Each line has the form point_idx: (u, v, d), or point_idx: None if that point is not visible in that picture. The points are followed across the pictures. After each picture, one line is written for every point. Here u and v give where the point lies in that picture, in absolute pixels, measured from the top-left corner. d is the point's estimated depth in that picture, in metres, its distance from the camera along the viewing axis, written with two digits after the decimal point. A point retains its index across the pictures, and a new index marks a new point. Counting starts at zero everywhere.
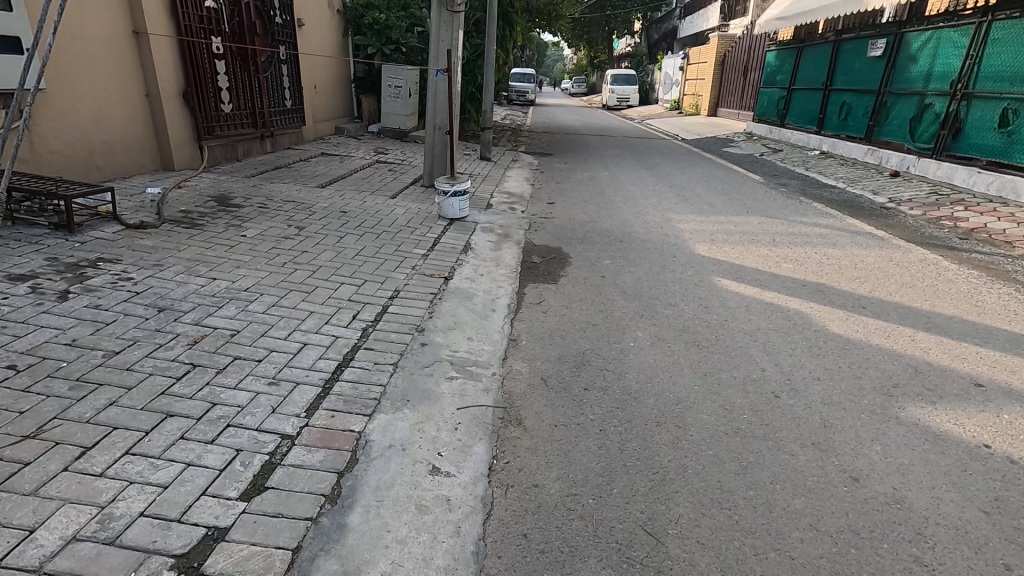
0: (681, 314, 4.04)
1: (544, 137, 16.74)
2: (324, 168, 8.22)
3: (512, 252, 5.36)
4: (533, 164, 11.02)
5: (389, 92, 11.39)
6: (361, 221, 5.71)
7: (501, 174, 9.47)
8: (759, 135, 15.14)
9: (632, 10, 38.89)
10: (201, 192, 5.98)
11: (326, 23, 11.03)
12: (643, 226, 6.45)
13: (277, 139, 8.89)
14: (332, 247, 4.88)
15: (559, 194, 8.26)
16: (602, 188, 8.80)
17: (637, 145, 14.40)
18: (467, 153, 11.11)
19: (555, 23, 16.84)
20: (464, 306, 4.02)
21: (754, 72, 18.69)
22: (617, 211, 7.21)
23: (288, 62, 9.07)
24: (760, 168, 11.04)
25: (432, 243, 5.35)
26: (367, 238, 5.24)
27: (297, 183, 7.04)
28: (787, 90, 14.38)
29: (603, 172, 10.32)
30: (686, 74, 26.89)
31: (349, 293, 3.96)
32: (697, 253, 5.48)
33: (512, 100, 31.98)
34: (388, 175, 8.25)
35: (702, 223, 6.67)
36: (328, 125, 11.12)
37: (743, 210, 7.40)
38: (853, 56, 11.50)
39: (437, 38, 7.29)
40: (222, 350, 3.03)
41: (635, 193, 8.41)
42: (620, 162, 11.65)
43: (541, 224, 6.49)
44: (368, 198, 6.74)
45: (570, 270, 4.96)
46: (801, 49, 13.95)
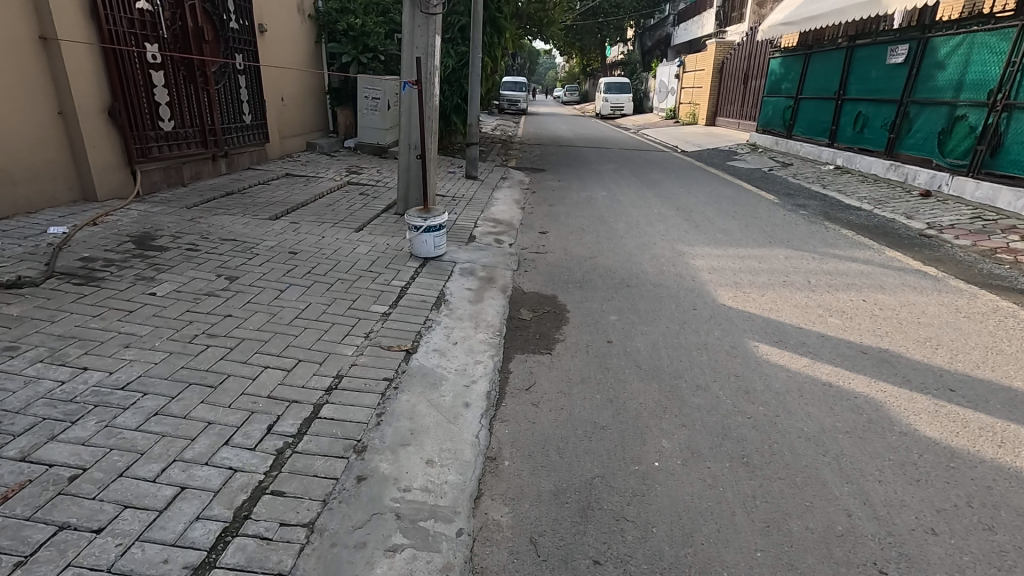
0: (716, 404, 3.07)
1: (537, 150, 15.83)
2: (284, 192, 7.21)
3: (495, 305, 4.36)
4: (524, 182, 10.07)
5: (366, 104, 10.39)
6: (312, 266, 4.68)
7: (487, 196, 8.51)
8: (765, 147, 14.26)
9: (625, 17, 38.17)
10: (119, 229, 4.96)
11: (296, 30, 10.06)
12: (652, 263, 5.50)
13: (234, 159, 7.88)
14: (265, 306, 3.85)
15: (554, 220, 7.30)
16: (601, 211, 7.85)
17: (636, 159, 13.49)
18: (452, 171, 10.15)
19: (547, 29, 15.94)
20: (427, 400, 2.99)
21: (756, 80, 17.87)
22: (621, 242, 6.26)
23: (246, 73, 8.07)
24: (771, 184, 10.15)
25: (398, 296, 4.33)
26: (315, 291, 4.22)
27: (246, 213, 6.02)
28: (794, 99, 13.51)
29: (600, 192, 9.39)
30: (682, 82, 26.12)
31: (270, 385, 2.93)
32: (722, 303, 4.52)
33: (503, 109, 31.05)
34: (358, 201, 7.24)
35: (720, 258, 5.73)
36: (298, 141, 10.12)
37: (764, 239, 6.48)
38: (868, 63, 10.64)
39: (410, 46, 6.38)
40: (46, 511, 2.02)
41: (638, 217, 7.46)
42: (619, 179, 10.72)
43: (532, 262, 5.52)
44: (329, 231, 5.74)
45: (569, 332, 3.97)
46: (809, 56, 13.10)
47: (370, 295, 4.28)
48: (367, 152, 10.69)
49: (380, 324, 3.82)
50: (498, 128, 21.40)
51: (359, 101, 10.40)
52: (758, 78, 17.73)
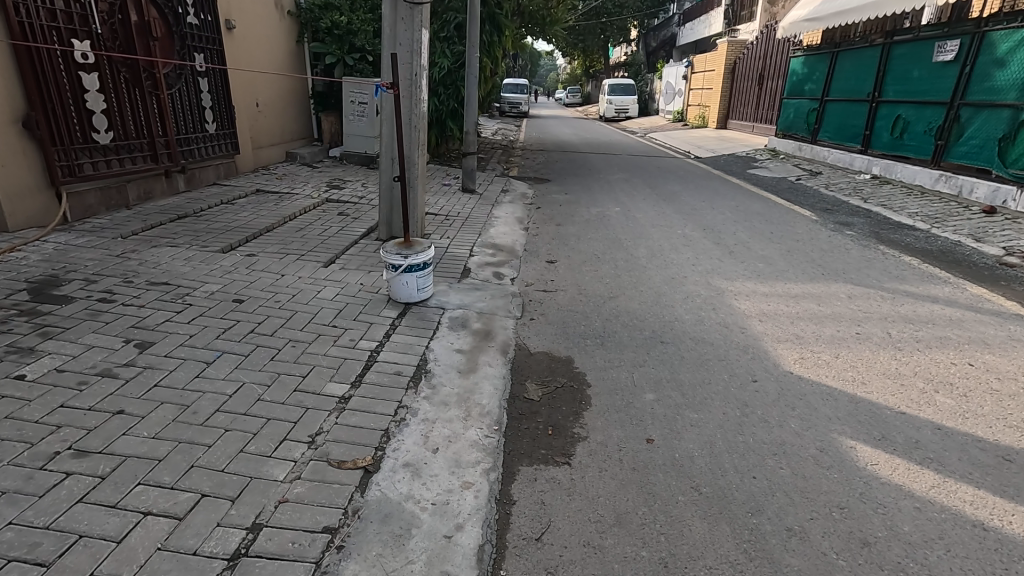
0: (824, 571, 2.03)
1: (540, 156, 14.84)
2: (248, 214, 6.19)
3: (493, 377, 3.32)
4: (527, 196, 9.06)
5: (352, 110, 9.38)
6: (259, 321, 3.65)
7: (486, 214, 7.49)
8: (786, 153, 13.24)
9: (629, 16, 37.19)
10: (19, 273, 3.95)
11: (274, 28, 9.06)
12: (687, 307, 4.47)
13: (195, 174, 6.86)
14: (176, 393, 2.82)
15: (563, 244, 6.28)
16: (616, 232, 6.82)
17: (648, 167, 12.47)
18: (447, 184, 9.13)
19: (550, 28, 14.93)
20: (385, 573, 1.95)
21: (773, 81, 16.82)
22: (645, 276, 5.22)
23: (210, 75, 7.05)
24: (803, 197, 9.12)
25: (365, 367, 3.28)
26: (255, 361, 3.18)
27: (193, 244, 5.00)
28: (820, 102, 12.46)
29: (613, 206, 8.38)
30: (690, 84, 25.12)
31: (140, 557, 1.89)
32: (788, 371, 3.48)
33: (504, 112, 30.06)
34: (335, 223, 6.22)
35: (768, 297, 4.70)
36: (276, 151, 9.10)
37: (814, 269, 5.45)
38: (908, 62, 9.63)
39: (392, 40, 5.39)
40: None
41: (661, 240, 6.44)
42: (632, 191, 9.70)
43: (539, 305, 4.49)
44: (291, 267, 4.71)
45: (592, 422, 2.93)
46: (836, 55, 12.05)
47: (327, 366, 3.23)
48: (354, 162, 9.67)
49: (334, 418, 2.77)
50: (499, 133, 20.41)
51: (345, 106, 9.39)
52: (775, 78, 16.69)
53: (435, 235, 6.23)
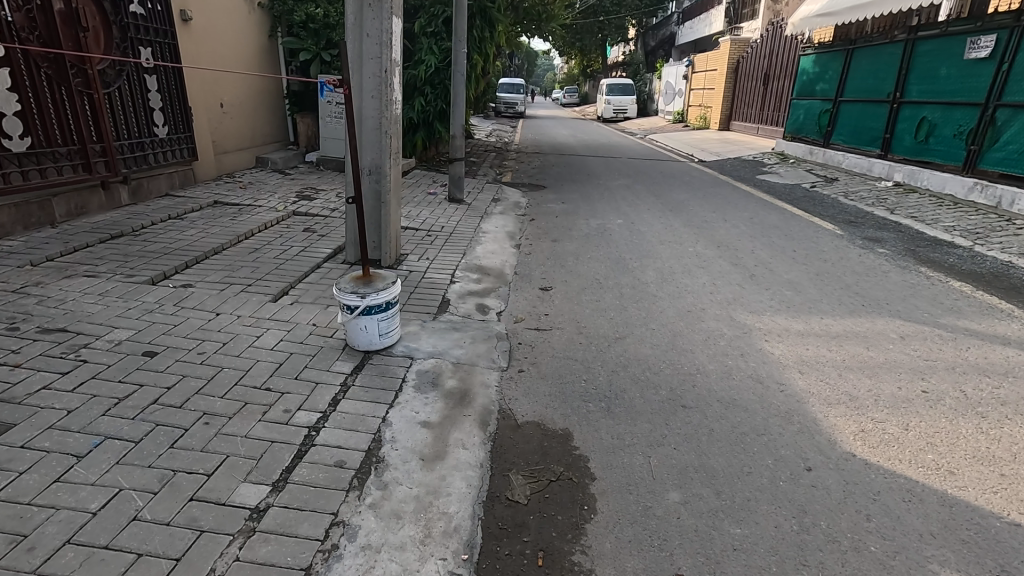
0: None
1: (535, 159, 14.07)
2: (197, 231, 5.39)
3: (465, 466, 2.53)
4: (521, 206, 8.26)
5: (329, 111, 8.64)
6: (168, 386, 2.85)
7: (473, 229, 6.69)
8: (796, 157, 12.49)
9: (626, 15, 36.48)
10: None
11: (243, 21, 8.24)
12: (709, 353, 3.68)
13: (141, 185, 6.05)
14: (17, 512, 2.02)
15: (559, 267, 5.49)
16: (620, 250, 6.03)
17: (650, 172, 11.69)
18: (433, 193, 8.33)
19: (545, 24, 14.14)
20: None
21: (780, 80, 16.08)
22: (656, 309, 4.44)
23: (159, 73, 6.25)
24: (821, 207, 8.37)
25: (295, 455, 2.48)
26: (145, 452, 2.38)
27: (118, 272, 4.20)
28: (834, 102, 11.69)
29: (615, 218, 7.60)
30: (691, 84, 24.37)
31: None
32: (850, 453, 2.69)
33: (499, 112, 29.27)
34: (297, 243, 5.41)
35: (805, 338, 3.92)
36: (244, 156, 8.30)
37: (851, 298, 4.67)
38: (934, 59, 8.89)
39: (358, 30, 4.60)
40: None
41: (671, 261, 5.65)
42: (634, 200, 8.93)
43: (530, 351, 3.70)
44: (232, 302, 3.92)
45: (598, 545, 2.14)
46: (851, 52, 11.29)
47: (243, 458, 2.42)
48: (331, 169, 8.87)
49: (235, 549, 1.97)
50: (494, 135, 19.61)
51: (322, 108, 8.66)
52: (782, 78, 15.95)
53: (412, 256, 5.44)
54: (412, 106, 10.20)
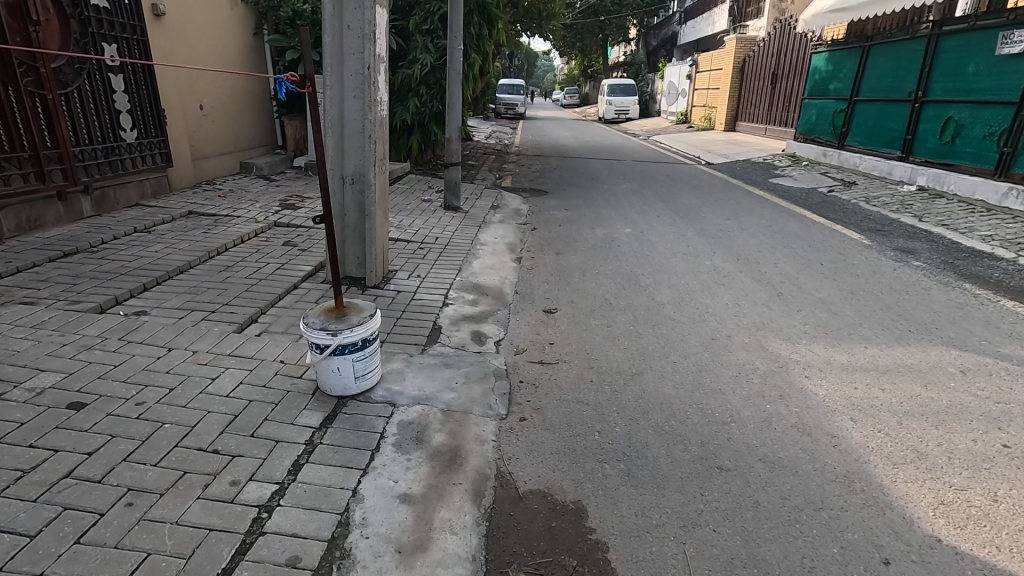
0: None
1: (536, 162, 13.56)
2: (164, 246, 4.88)
3: (454, 562, 2.01)
4: (522, 214, 7.75)
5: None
6: (89, 450, 2.32)
7: (470, 240, 6.17)
8: (809, 159, 11.97)
9: (627, 15, 35.98)
10: None
11: (224, 18, 7.72)
12: (743, 395, 3.16)
13: (106, 194, 5.54)
14: None
15: (564, 284, 4.97)
16: (630, 264, 5.51)
17: (657, 176, 11.17)
18: (428, 200, 7.83)
19: (545, 23, 13.60)
20: None
21: (789, 80, 15.56)
22: (675, 337, 3.92)
23: (126, 71, 5.73)
24: (842, 213, 7.85)
25: (237, 551, 1.95)
26: (41, 551, 1.86)
27: (62, 298, 3.68)
28: (849, 101, 11.16)
29: (622, 227, 7.08)
30: (694, 84, 23.86)
31: None
32: (933, 537, 2.16)
33: (499, 113, 28.76)
34: (274, 258, 4.89)
35: (851, 374, 3.40)
36: (226, 161, 7.79)
37: (895, 322, 4.15)
38: (960, 56, 8.37)
39: (337, 21, 4.08)
40: None
41: (687, 277, 5.14)
42: (642, 206, 8.40)
43: (533, 392, 3.18)
44: (188, 333, 3.40)
45: None
46: (867, 49, 10.76)
47: (169, 556, 1.90)
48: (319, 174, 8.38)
49: None
50: (493, 136, 19.10)
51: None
52: (792, 77, 15.43)
53: (402, 273, 4.91)
54: (406, 108, 9.68)
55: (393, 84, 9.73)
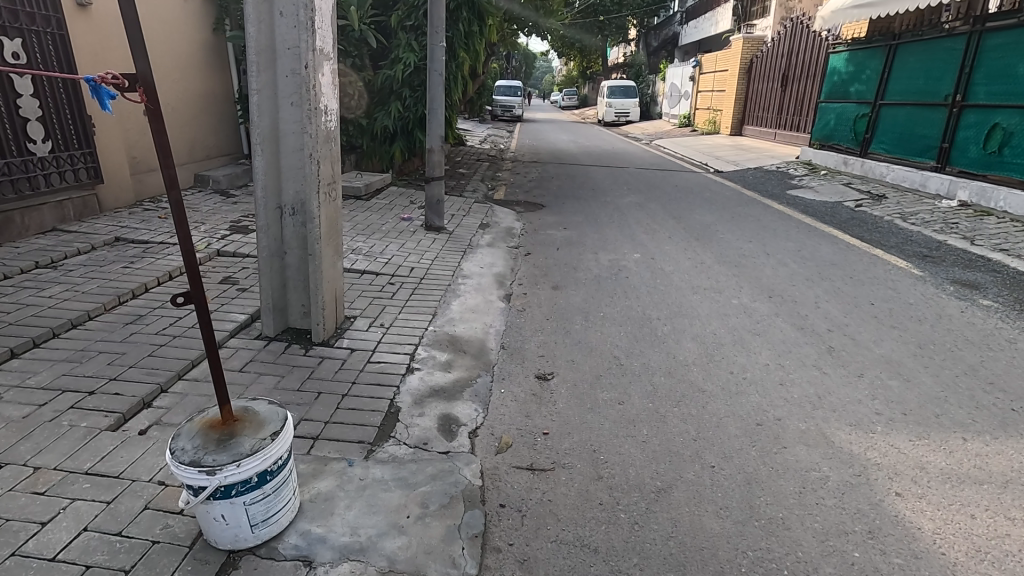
0: None
1: (532, 169, 12.66)
2: (65, 288, 3.96)
3: None
4: (514, 235, 6.81)
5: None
6: None
7: (452, 271, 5.23)
8: (828, 168, 11.06)
9: (627, 14, 35.07)
10: None
11: (175, 11, 6.83)
12: (816, 532, 2.22)
13: (7, 219, 4.63)
14: None
15: (562, 334, 4.04)
16: (640, 305, 4.58)
17: (663, 186, 10.25)
18: (407, 218, 6.89)
19: (542, 21, 12.65)
20: None
21: (802, 81, 14.68)
22: (708, 421, 2.98)
23: (35, 72, 4.83)
24: (876, 232, 6.94)
25: None
26: None
27: None
28: (873, 105, 10.24)
29: (630, 251, 6.14)
30: (698, 85, 22.96)
31: None
32: None
33: (495, 116, 27.83)
34: (203, 303, 3.97)
35: (961, 491, 2.45)
36: (178, 175, 6.86)
37: (991, 396, 3.21)
38: (1008, 55, 7.48)
39: (265, 3, 3.10)
40: None
41: (713, 325, 4.20)
42: (650, 224, 7.46)
43: (519, 529, 2.23)
44: (42, 434, 2.47)
45: None
46: (894, 48, 9.84)
47: None
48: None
49: None
50: (488, 141, 18.19)
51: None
52: (805, 79, 14.55)
53: (361, 322, 3.98)
54: (387, 113, 8.75)
55: (373, 86, 8.78)
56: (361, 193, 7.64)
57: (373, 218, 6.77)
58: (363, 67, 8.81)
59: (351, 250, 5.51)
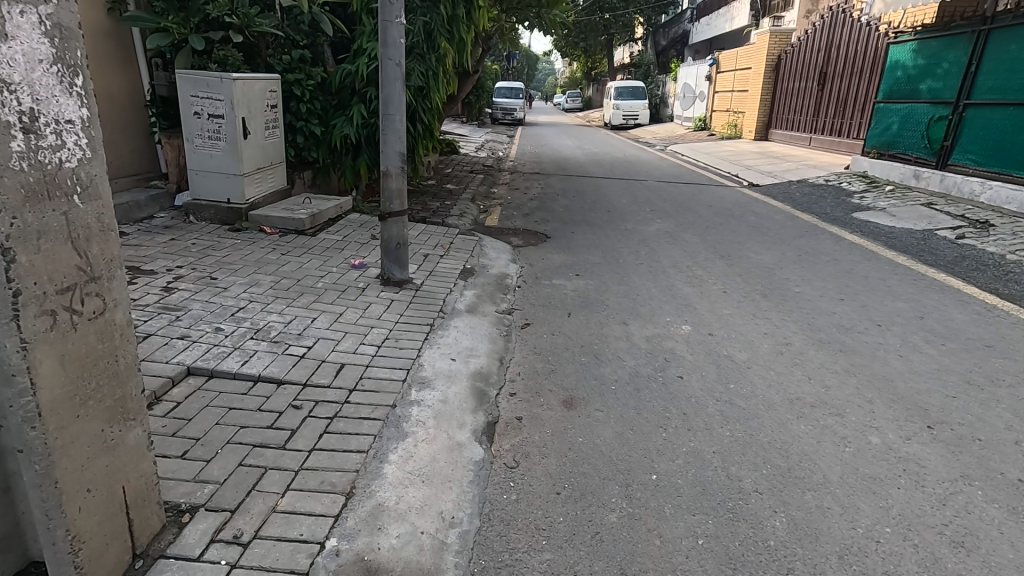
0: None
1: (534, 183, 10.76)
2: None
3: None
4: (506, 289, 4.90)
5: (202, 127, 5.54)
6: None
7: (405, 371, 3.31)
8: (893, 182, 9.14)
9: (634, 11, 33.20)
10: None
11: None
12: None
13: None
14: None
15: (585, 549, 2.12)
16: (717, 455, 2.66)
17: (695, 207, 8.34)
18: (360, 265, 4.98)
19: (545, 11, 10.71)
20: None
21: (848, 80, 12.77)
22: None
23: None
24: (1011, 282, 4.98)
25: None
26: None
27: None
28: (954, 106, 8.36)
29: (674, 322, 4.21)
30: (716, 85, 20.99)
31: None
32: None
33: (495, 119, 25.93)
34: None
35: None
36: None
37: None
38: None
39: None
40: None
41: (863, 513, 2.28)
42: (692, 268, 5.53)
43: None
44: None
45: None
46: (981, 35, 7.95)
47: None
48: (208, 220, 5.77)
49: None
50: (486, 148, 16.38)
51: (188, 120, 5.55)
52: (852, 77, 12.66)
53: (195, 533, 2.05)
54: (348, 119, 6.81)
55: (331, 85, 6.87)
56: (305, 227, 5.73)
57: (309, 267, 4.85)
58: (316, 61, 6.87)
59: (252, 332, 3.60)
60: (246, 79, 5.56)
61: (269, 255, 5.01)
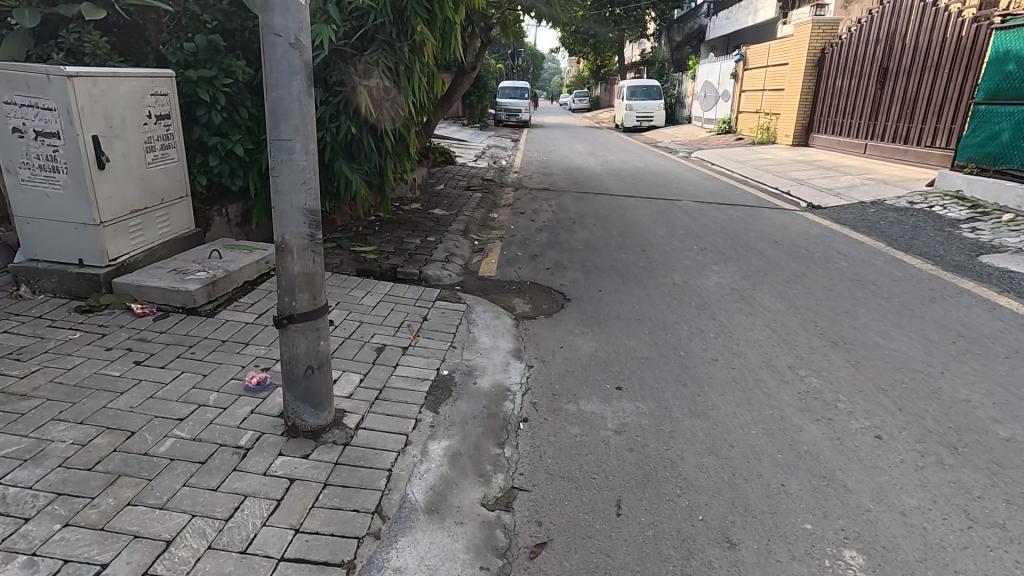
0: None
1: (544, 204, 8.77)
2: None
3: None
4: (503, 433, 2.88)
5: (29, 152, 3.57)
6: None
7: None
8: (1009, 210, 7.14)
9: (647, 5, 31.09)
10: None
11: None
12: None
13: None
14: None
15: None
16: None
17: (757, 244, 6.32)
18: (259, 387, 2.97)
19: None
20: None
21: (915, 76, 10.73)
22: None
23: None
24: None
25: None
26: None
27: None
28: None
29: (823, 541, 2.19)
30: (742, 84, 18.90)
31: None
32: None
33: (500, 121, 23.90)
34: None
35: None
36: None
37: None
38: None
39: None
40: None
41: None
42: (799, 372, 3.51)
43: None
44: None
45: None
46: None
47: None
48: (50, 292, 3.81)
49: None
50: (487, 155, 14.38)
51: (7, 141, 3.58)
52: (920, 72, 10.62)
53: None
54: None
55: (259, 85, 4.88)
56: (196, 304, 3.77)
57: (165, 396, 2.85)
58: (237, 51, 4.85)
59: None
60: (98, 77, 3.57)
61: (109, 369, 3.01)
